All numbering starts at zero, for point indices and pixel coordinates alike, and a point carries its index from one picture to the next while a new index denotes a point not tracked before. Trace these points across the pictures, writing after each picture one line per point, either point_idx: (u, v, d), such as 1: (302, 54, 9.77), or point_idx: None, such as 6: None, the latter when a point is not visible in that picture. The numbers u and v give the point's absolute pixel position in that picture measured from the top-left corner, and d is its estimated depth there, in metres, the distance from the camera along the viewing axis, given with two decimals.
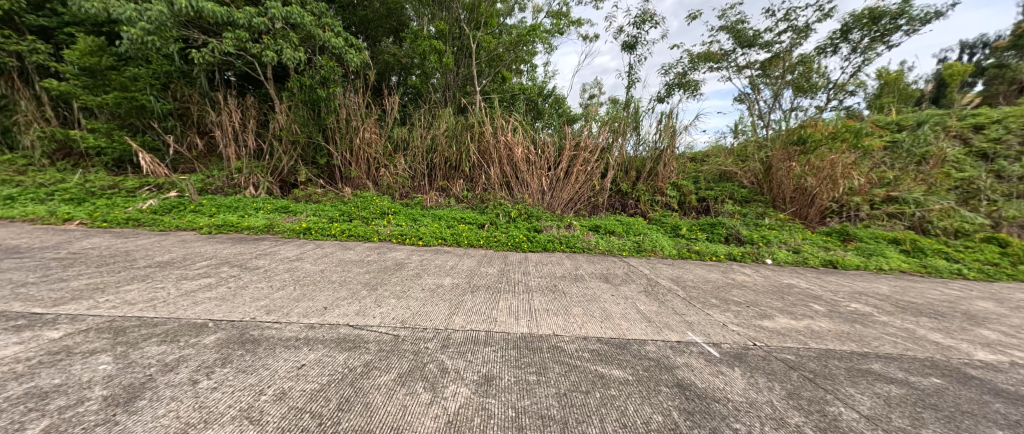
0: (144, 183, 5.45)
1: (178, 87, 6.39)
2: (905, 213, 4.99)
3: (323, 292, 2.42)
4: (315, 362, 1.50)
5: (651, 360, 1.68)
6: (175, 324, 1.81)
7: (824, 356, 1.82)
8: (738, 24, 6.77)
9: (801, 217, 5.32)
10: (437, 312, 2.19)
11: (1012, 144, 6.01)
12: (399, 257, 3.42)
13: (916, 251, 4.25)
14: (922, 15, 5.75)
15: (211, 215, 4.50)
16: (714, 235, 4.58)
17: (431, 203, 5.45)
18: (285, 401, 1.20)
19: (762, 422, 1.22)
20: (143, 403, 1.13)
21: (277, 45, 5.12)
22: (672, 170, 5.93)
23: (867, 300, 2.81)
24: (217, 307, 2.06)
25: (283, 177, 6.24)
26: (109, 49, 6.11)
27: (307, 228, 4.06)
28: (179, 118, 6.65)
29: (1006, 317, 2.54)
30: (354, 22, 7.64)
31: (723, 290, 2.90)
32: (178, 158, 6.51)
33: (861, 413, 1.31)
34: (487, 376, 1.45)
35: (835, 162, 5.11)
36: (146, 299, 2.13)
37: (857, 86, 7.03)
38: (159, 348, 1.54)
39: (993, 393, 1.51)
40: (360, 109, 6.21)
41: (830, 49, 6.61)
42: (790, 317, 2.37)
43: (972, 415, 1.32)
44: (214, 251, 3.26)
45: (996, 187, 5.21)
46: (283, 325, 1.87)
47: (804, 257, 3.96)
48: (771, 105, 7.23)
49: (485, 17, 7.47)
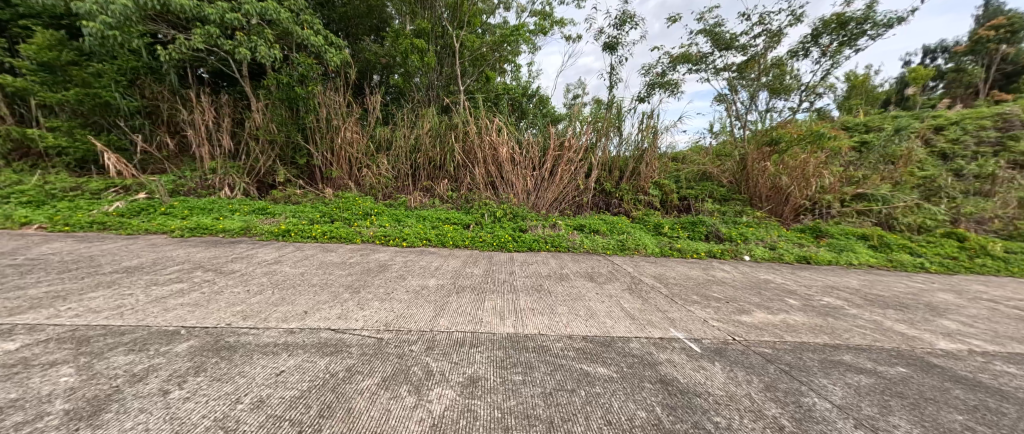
0: (109, 184, 5.19)
1: (147, 84, 6.10)
2: (872, 210, 5.22)
3: (304, 296, 2.35)
4: (294, 367, 1.45)
5: (635, 357, 1.70)
6: (145, 331, 1.73)
7: (799, 349, 1.88)
8: (716, 27, 6.93)
9: (777, 215, 5.47)
10: (422, 314, 2.15)
11: (969, 145, 6.46)
12: (382, 259, 3.35)
13: (883, 246, 4.44)
14: (887, 20, 6.00)
15: (184, 218, 4.32)
16: (695, 233, 4.68)
17: (416, 204, 5.38)
18: (263, 409, 1.16)
19: (741, 414, 1.26)
20: (109, 415, 1.07)
21: (251, 42, 4.92)
22: (654, 170, 5.98)
23: (839, 293, 2.93)
24: (189, 313, 1.99)
25: (260, 178, 6.04)
26: (70, 44, 5.85)
27: (286, 230, 3.95)
28: (148, 117, 6.34)
29: (966, 307, 2.69)
30: (334, 19, 7.47)
31: (704, 286, 2.97)
32: (147, 159, 6.22)
33: (834, 403, 1.36)
34: (472, 378, 1.43)
35: (807, 161, 5.28)
36: (113, 306, 2.03)
37: (828, 89, 7.28)
38: (127, 357, 1.46)
39: (953, 380, 1.60)
40: (341, 109, 6.08)
41: (802, 53, 6.84)
42: (768, 312, 2.43)
43: (933, 402, 1.39)
44: (186, 255, 3.12)
45: (955, 185, 5.53)
46: (261, 331, 1.80)
47: (780, 254, 4.09)
48: (748, 107, 7.41)
49: (468, 16, 7.34)
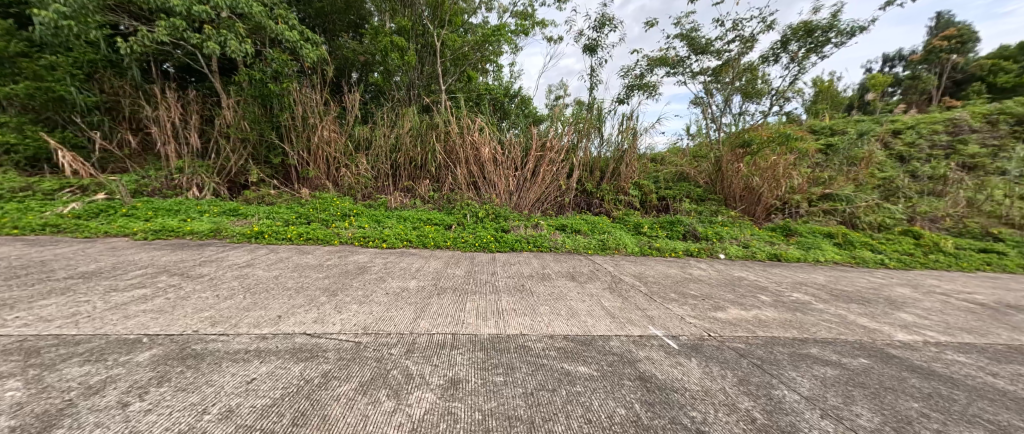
0: (64, 184, 4.87)
1: (107, 78, 5.78)
2: (837, 209, 5.49)
3: (278, 300, 2.27)
4: (267, 374, 1.39)
5: (615, 355, 1.72)
6: (103, 340, 1.62)
7: (770, 344, 1.94)
8: (692, 31, 7.13)
9: (750, 214, 5.66)
10: (402, 316, 2.11)
11: (923, 149, 6.92)
12: (361, 261, 3.27)
13: (847, 243, 4.67)
14: (850, 29, 6.33)
15: (148, 220, 4.09)
16: (673, 232, 4.79)
17: (396, 204, 5.29)
18: (232, 419, 1.11)
19: (716, 408, 1.29)
20: (58, 432, 0.99)
21: (221, 36, 4.72)
22: (633, 170, 6.10)
23: (807, 289, 3.06)
24: (152, 320, 1.88)
25: (231, 177, 5.80)
26: (19, 34, 5.51)
27: (259, 232, 3.82)
28: (107, 113, 6.00)
29: (921, 301, 2.86)
30: (310, 15, 7.30)
31: (681, 284, 3.04)
32: (107, 157, 5.87)
33: (802, 395, 1.42)
34: (453, 380, 1.41)
35: (777, 163, 5.51)
36: (67, 314, 1.90)
37: (796, 93, 7.61)
38: (82, 369, 1.37)
39: (910, 370, 1.70)
40: (318, 107, 5.92)
41: (773, 58, 7.13)
42: (741, 308, 2.52)
43: (892, 391, 1.47)
44: (150, 259, 2.96)
45: (911, 186, 5.90)
46: (231, 337, 1.73)
47: (753, 252, 4.24)
48: (722, 109, 7.66)
49: (450, 15, 7.24)
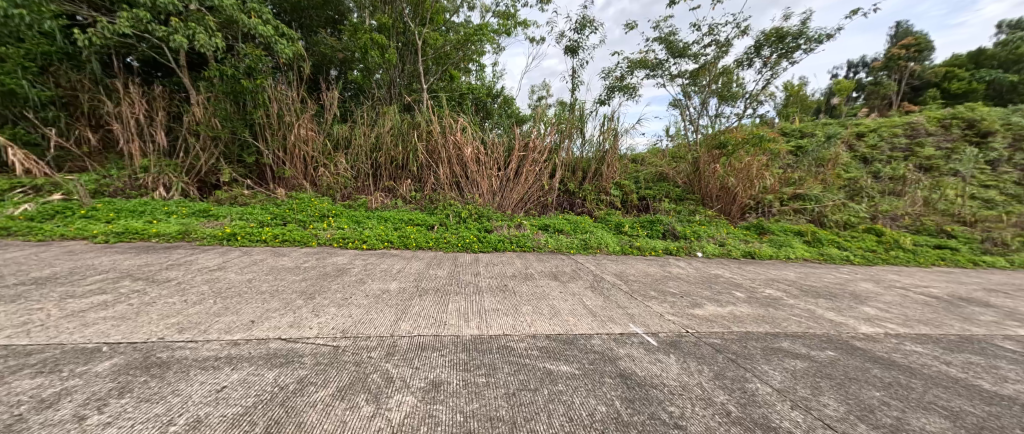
0: (15, 184, 4.55)
1: (62, 72, 5.46)
2: (807, 208, 5.74)
3: (251, 304, 2.19)
4: (239, 382, 1.34)
5: (596, 353, 1.74)
6: (57, 350, 1.52)
7: (745, 339, 2.01)
8: (670, 35, 7.31)
9: (726, 213, 5.84)
10: (382, 318, 2.07)
11: (884, 151, 7.32)
12: (341, 263, 3.20)
13: (815, 241, 4.89)
14: (818, 36, 6.64)
15: (110, 222, 3.86)
16: (653, 232, 4.89)
17: (377, 205, 5.20)
18: (199, 429, 1.05)
19: (693, 403, 1.32)
20: None
21: (188, 29, 4.51)
22: (615, 171, 6.21)
23: (779, 285, 3.18)
24: (113, 327, 1.78)
25: (201, 177, 5.56)
26: None
27: (232, 234, 3.67)
28: (64, 108, 5.65)
29: (882, 295, 3.03)
30: (285, 10, 7.11)
31: (661, 282, 3.11)
32: (63, 156, 5.52)
33: (774, 387, 1.47)
34: (435, 382, 1.39)
35: (750, 164, 5.69)
36: (16, 323, 1.77)
37: (769, 97, 7.91)
38: (32, 381, 1.27)
39: (872, 360, 1.78)
40: (295, 105, 5.75)
41: (747, 63, 7.39)
42: (717, 305, 2.59)
43: (856, 381, 1.54)
44: (111, 263, 2.79)
45: (873, 186, 6.23)
46: (200, 344, 1.65)
47: (729, 249, 4.38)
48: (700, 111, 7.89)
49: (431, 13, 7.09)
